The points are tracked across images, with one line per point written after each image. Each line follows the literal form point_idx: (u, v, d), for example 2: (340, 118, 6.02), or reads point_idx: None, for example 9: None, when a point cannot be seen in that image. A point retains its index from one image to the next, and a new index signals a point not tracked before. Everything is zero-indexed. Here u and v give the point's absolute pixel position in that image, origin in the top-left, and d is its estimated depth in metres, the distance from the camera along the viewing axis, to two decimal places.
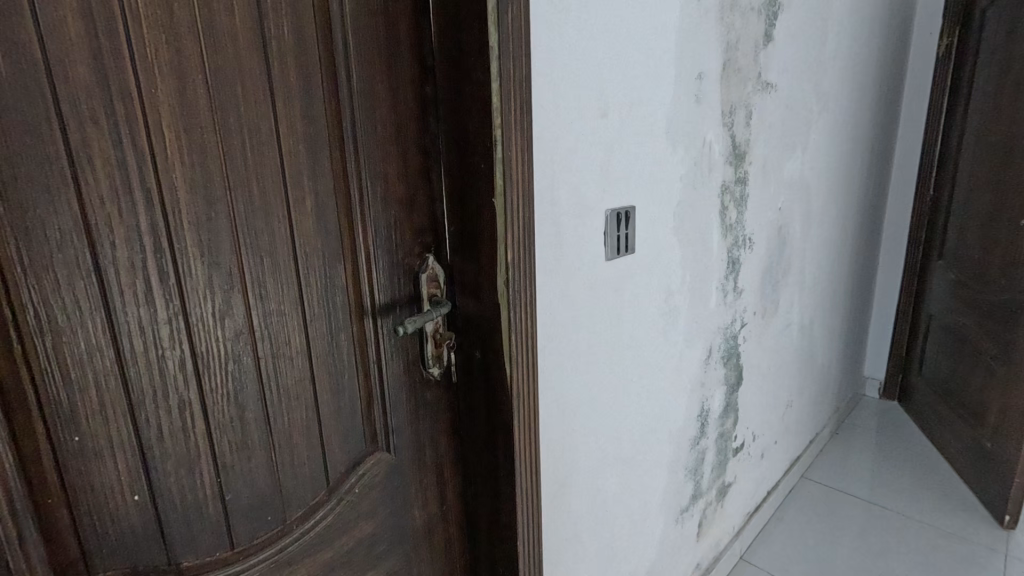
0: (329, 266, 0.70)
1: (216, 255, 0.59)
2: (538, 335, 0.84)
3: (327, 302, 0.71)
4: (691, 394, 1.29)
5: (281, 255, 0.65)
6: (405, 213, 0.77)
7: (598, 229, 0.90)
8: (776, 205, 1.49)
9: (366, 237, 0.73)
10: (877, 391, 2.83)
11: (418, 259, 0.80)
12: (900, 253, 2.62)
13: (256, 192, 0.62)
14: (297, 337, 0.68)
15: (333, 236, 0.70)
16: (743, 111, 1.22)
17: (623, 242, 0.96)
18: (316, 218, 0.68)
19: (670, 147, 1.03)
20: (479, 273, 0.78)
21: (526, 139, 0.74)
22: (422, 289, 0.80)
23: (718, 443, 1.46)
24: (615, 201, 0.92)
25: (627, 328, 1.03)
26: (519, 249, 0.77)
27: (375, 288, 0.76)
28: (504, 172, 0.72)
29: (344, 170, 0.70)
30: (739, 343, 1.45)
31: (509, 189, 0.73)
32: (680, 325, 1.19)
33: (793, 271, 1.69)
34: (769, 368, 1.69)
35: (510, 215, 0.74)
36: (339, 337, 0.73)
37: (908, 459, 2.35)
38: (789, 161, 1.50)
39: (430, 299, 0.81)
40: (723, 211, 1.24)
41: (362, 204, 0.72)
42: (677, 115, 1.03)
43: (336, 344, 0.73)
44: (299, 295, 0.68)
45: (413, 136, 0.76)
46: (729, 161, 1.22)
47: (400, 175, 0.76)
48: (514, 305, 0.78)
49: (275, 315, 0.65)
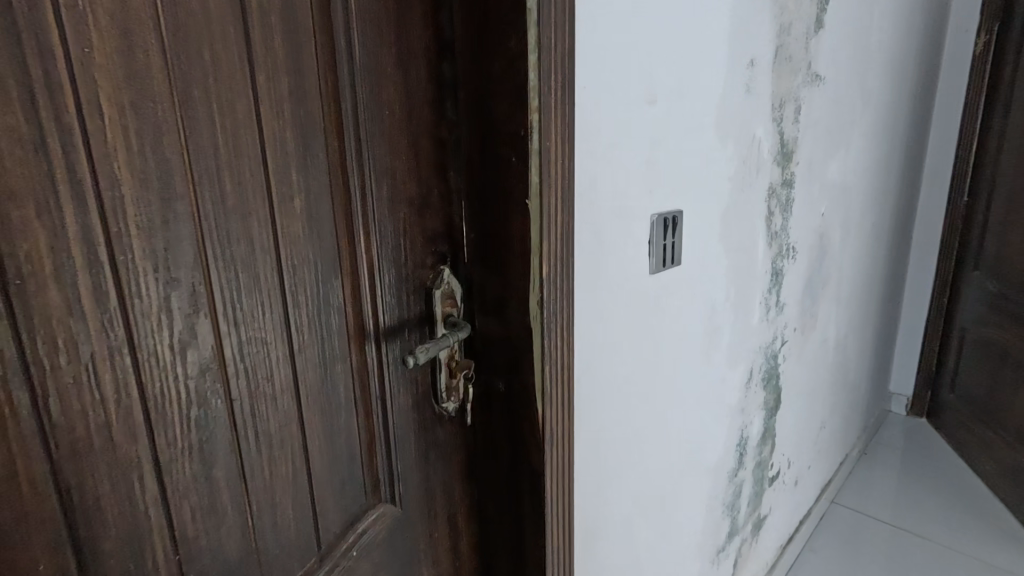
0: (322, 282, 0.57)
1: (175, 269, 0.46)
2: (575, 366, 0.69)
3: (320, 326, 0.57)
4: (732, 421, 1.15)
5: (260, 270, 0.51)
6: (415, 216, 0.63)
7: (643, 238, 0.76)
8: (819, 211, 1.35)
9: (369, 246, 0.60)
10: (905, 408, 2.68)
11: (430, 271, 0.66)
12: (930, 262, 2.49)
13: (229, 188, 0.48)
14: (284, 371, 0.55)
15: (329, 245, 0.57)
16: (792, 105, 1.09)
17: (671, 252, 0.81)
18: (307, 221, 0.54)
19: (720, 144, 0.89)
20: (505, 291, 0.64)
21: (567, 127, 0.59)
22: (437, 308, 0.67)
23: (756, 472, 1.33)
24: (663, 204, 0.78)
25: (670, 350, 0.89)
26: (559, 261, 0.62)
27: (378, 308, 0.62)
28: (542, 172, 0.58)
29: (341, 162, 0.56)
30: (780, 362, 1.31)
31: (547, 192, 0.59)
32: (724, 345, 1.05)
33: (833, 282, 1.55)
34: (806, 388, 1.55)
35: (545, 225, 0.59)
36: (334, 367, 0.60)
37: (942, 482, 2.21)
38: (834, 161, 1.37)
39: (445, 319, 0.67)
40: (769, 217, 1.11)
41: (365, 203, 0.58)
42: (728, 105, 0.89)
43: (330, 377, 0.59)
44: (286, 316, 0.54)
45: (426, 122, 0.62)
46: (777, 161, 1.08)
47: (411, 169, 0.62)
48: (549, 335, 0.63)
49: (252, 345, 0.52)
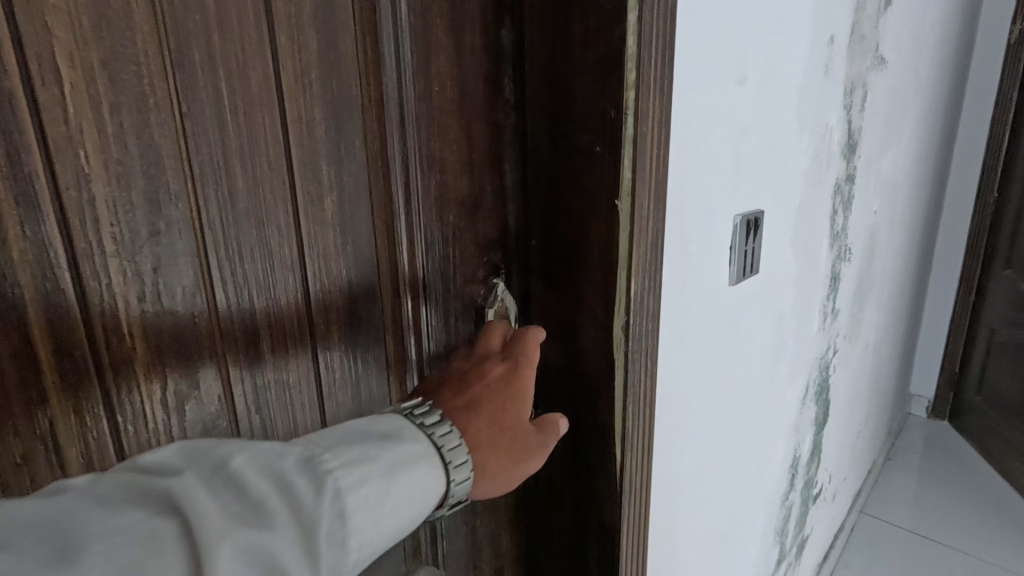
0: (356, 305, 0.45)
1: (169, 297, 0.33)
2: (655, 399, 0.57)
3: (353, 361, 0.45)
4: (788, 441, 1.04)
5: (280, 293, 0.39)
6: (467, 220, 0.51)
7: (724, 243, 0.64)
8: (873, 207, 1.23)
9: (413, 259, 0.47)
10: (925, 411, 2.60)
11: (482, 287, 0.53)
12: (955, 260, 2.40)
13: (241, 185, 0.36)
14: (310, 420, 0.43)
15: (365, 257, 0.44)
16: (861, 91, 0.98)
17: (751, 259, 0.69)
18: (338, 228, 0.42)
19: (798, 133, 0.78)
20: (576, 313, 0.52)
21: (664, 111, 0.47)
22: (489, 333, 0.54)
23: (803, 493, 1.22)
24: (745, 203, 0.66)
25: (740, 371, 0.77)
26: (648, 276, 0.50)
27: (421, 334, 0.50)
28: (636, 167, 0.46)
29: (381, 152, 0.43)
30: (830, 374, 1.21)
31: (640, 192, 0.47)
32: (787, 359, 0.94)
33: (877, 284, 1.45)
34: (849, 398, 1.45)
35: (636, 234, 0.47)
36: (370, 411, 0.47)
37: (971, 486, 2.14)
38: (888, 154, 1.25)
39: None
40: (833, 216, 1.00)
41: (411, 204, 0.46)
42: (808, 90, 0.77)
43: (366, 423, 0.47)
44: (312, 352, 0.42)
45: (482, 100, 0.50)
46: (844, 153, 0.97)
47: (463, 160, 0.49)
48: (634, 366, 0.51)
49: (269, 391, 0.40)
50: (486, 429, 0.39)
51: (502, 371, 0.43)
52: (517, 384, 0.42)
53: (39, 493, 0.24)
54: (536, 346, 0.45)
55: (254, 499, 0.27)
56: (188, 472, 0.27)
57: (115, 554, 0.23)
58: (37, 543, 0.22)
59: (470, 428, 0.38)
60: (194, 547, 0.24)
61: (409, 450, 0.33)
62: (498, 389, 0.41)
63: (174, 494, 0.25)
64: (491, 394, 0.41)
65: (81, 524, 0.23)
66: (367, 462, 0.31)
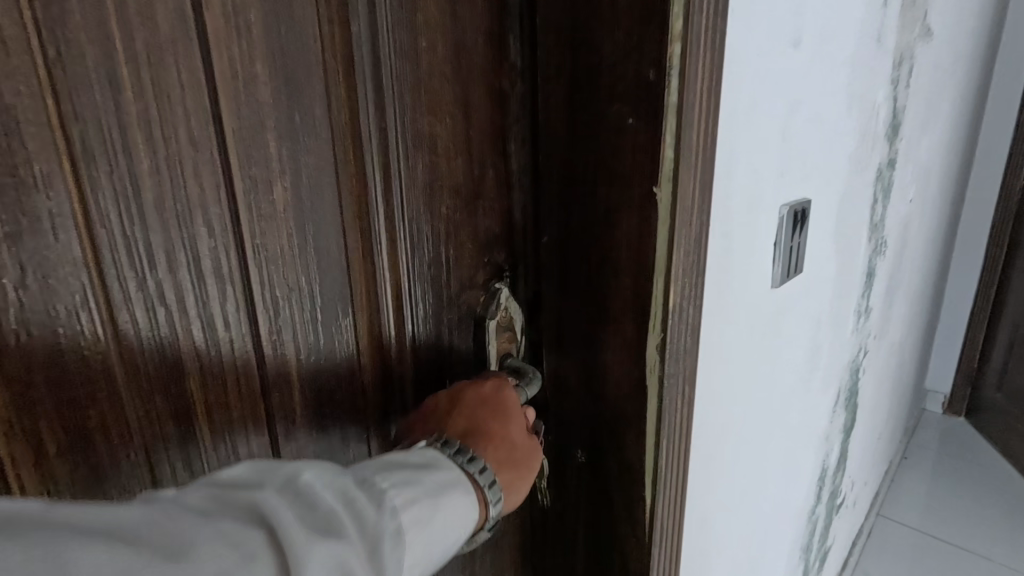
0: (323, 321, 0.35)
1: (41, 322, 0.24)
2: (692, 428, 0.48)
3: (319, 394, 0.36)
4: (818, 453, 0.95)
5: (212, 310, 0.29)
6: (464, 213, 0.41)
7: (769, 239, 0.54)
8: (909, 196, 1.13)
9: (395, 262, 0.38)
10: (941, 407, 2.51)
11: (482, 293, 0.44)
12: (977, 251, 2.29)
13: (147, 166, 0.26)
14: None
15: (334, 261, 0.35)
16: (908, 65, 0.87)
17: (796, 257, 0.60)
18: (296, 223, 0.32)
19: (848, 109, 0.67)
20: (598, 326, 0.42)
21: (715, 74, 0.37)
22: (491, 350, 0.45)
23: (828, 504, 1.14)
24: (792, 191, 0.56)
25: (777, 382, 0.68)
26: (690, 282, 0.40)
27: (407, 352, 0.40)
28: (680, 145, 0.36)
29: (351, 125, 0.34)
30: (860, 377, 1.11)
31: (684, 177, 0.37)
32: (823, 365, 0.84)
33: (907, 279, 1.35)
34: (875, 400, 1.35)
35: (678, 230, 0.37)
36: (338, 456, 0.38)
37: (990, 486, 2.06)
38: (926, 138, 1.15)
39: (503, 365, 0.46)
40: (873, 206, 0.89)
41: (391, 193, 0.36)
42: (861, 61, 0.67)
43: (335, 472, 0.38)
44: (259, 385, 0.32)
45: (482, 62, 0.40)
46: (888, 135, 0.86)
47: (459, 136, 0.39)
48: (671, 392, 0.42)
49: (199, 439, 0.30)
50: (499, 449, 0.36)
51: (487, 393, 0.39)
52: (504, 407, 0.39)
53: (123, 504, 0.21)
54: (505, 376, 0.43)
55: (328, 512, 0.25)
56: (264, 487, 0.24)
57: (214, 562, 0.21)
58: (138, 548, 0.20)
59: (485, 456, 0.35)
60: (279, 560, 0.22)
61: (447, 474, 0.31)
62: (493, 404, 0.39)
63: (256, 507, 0.23)
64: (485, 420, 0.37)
65: (173, 533, 0.21)
66: (415, 482, 0.29)
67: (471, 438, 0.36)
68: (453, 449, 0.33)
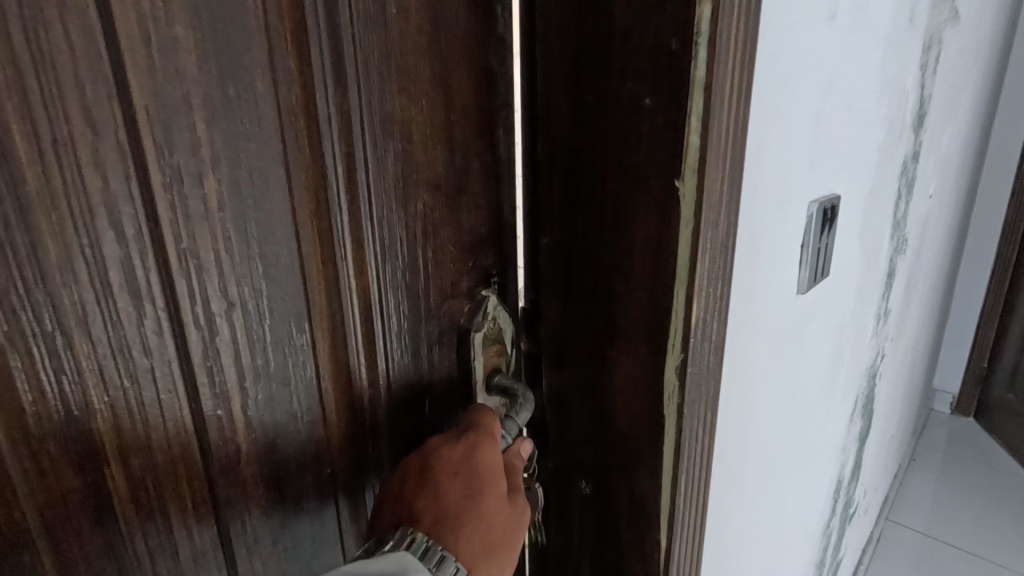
0: (274, 339, 0.29)
1: None
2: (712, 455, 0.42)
3: (271, 423, 0.30)
4: (834, 464, 0.89)
5: (123, 331, 0.23)
6: (447, 209, 0.35)
7: (796, 239, 0.48)
8: (929, 191, 1.07)
9: (362, 269, 0.32)
10: (949, 406, 2.46)
11: (467, 303, 0.39)
12: (989, 248, 2.23)
13: (21, 149, 0.20)
14: (199, 521, 0.28)
15: (287, 265, 0.28)
16: (936, 49, 0.80)
17: (824, 259, 0.54)
18: (236, 220, 0.26)
19: (878, 95, 0.61)
20: (603, 341, 0.36)
21: (748, 44, 0.31)
22: (478, 365, 0.40)
23: (841, 515, 1.08)
24: (821, 186, 0.50)
25: (798, 394, 0.62)
26: (715, 293, 0.34)
27: (378, 370, 0.35)
28: (708, 130, 0.29)
29: (303, 100, 0.28)
30: (876, 382, 1.06)
31: (712, 169, 0.30)
32: (843, 372, 0.78)
33: (923, 277, 1.29)
34: (889, 403, 1.29)
35: (703, 232, 0.31)
36: (299, 492, 0.32)
37: (1001, 488, 2.01)
38: (948, 129, 1.08)
39: (489, 383, 0.41)
40: (897, 201, 0.83)
41: (355, 184, 0.30)
42: (893, 41, 0.60)
43: (297, 503, 0.32)
44: (192, 418, 0.26)
45: (466, 33, 0.34)
46: (915, 124, 0.80)
47: (438, 119, 0.33)
48: (691, 421, 0.36)
49: (113, 491, 0.24)
50: (473, 536, 0.33)
51: (462, 458, 0.35)
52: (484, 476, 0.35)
53: None
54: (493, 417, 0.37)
55: None
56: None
57: None
58: None
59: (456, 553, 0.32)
60: None
61: None
62: (466, 473, 0.34)
63: None
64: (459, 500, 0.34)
65: None
66: None
67: (438, 531, 0.33)
68: (421, 552, 0.31)
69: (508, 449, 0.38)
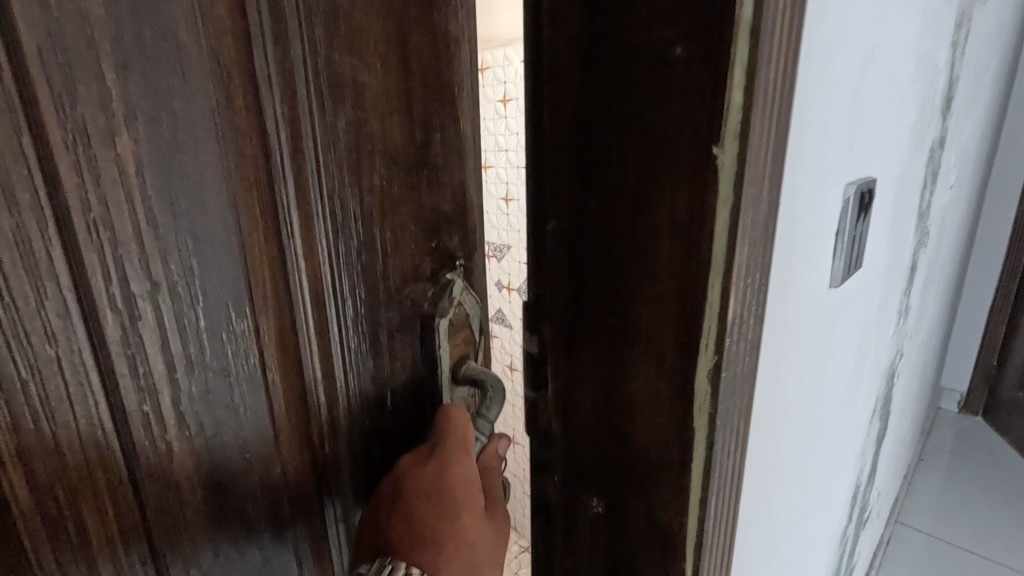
0: (211, 330, 0.27)
1: None
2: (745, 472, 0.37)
3: (210, 424, 0.28)
4: (852, 469, 0.84)
5: (17, 319, 0.21)
6: (405, 186, 0.34)
7: (831, 227, 0.43)
8: (950, 182, 1.01)
9: (311, 251, 0.31)
10: (957, 405, 2.42)
11: (431, 286, 0.38)
12: (999, 244, 2.18)
13: None
14: (124, 529, 0.26)
15: (224, 244, 0.27)
16: (965, 26, 0.75)
17: (857, 250, 0.48)
18: (161, 199, 0.24)
19: (914, 71, 0.56)
20: (620, 340, 0.31)
21: None
22: (444, 354, 0.39)
23: (856, 522, 1.03)
24: (857, 168, 0.45)
25: (825, 397, 0.57)
26: (754, 283, 0.29)
27: (333, 356, 0.34)
28: (754, 86, 0.24)
29: (244, 74, 0.26)
30: (894, 381, 1.01)
31: (755, 134, 0.25)
32: (866, 372, 0.73)
33: (940, 272, 1.24)
34: (904, 403, 1.24)
35: (744, 211, 0.26)
36: (244, 501, 0.31)
37: (1012, 488, 1.96)
38: (970, 117, 1.03)
39: (457, 373, 0.41)
40: (923, 190, 0.78)
41: (302, 164, 0.29)
42: (930, 11, 0.55)
43: (249, 523, 0.32)
44: (111, 416, 0.25)
45: (421, 16, 0.33)
46: (943, 107, 0.75)
47: (397, 93, 0.32)
48: (724, 434, 0.30)
49: (18, 486, 0.23)
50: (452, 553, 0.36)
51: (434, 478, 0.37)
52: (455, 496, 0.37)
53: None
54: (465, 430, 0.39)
55: None
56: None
57: None
58: None
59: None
60: None
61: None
62: (437, 494, 0.37)
63: None
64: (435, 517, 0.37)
65: None
66: None
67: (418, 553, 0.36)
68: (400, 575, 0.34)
69: (484, 450, 0.42)
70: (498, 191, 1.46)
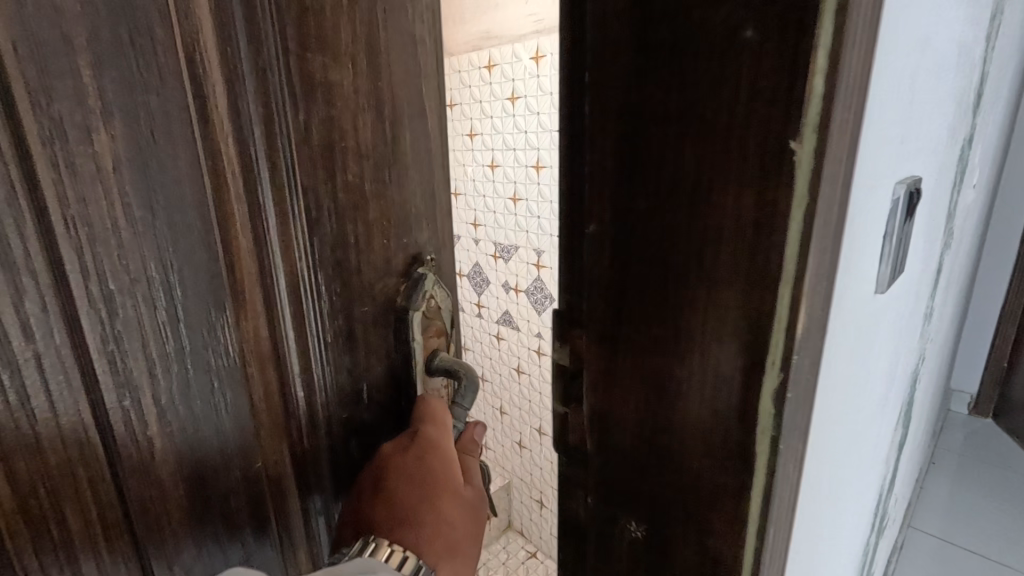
0: (193, 344, 0.34)
1: None
2: (804, 495, 0.33)
3: (184, 386, 0.34)
4: (879, 478, 0.81)
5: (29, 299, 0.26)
6: (358, 186, 0.42)
7: (882, 227, 0.40)
8: (974, 180, 0.99)
9: (284, 241, 0.38)
10: (968, 407, 2.39)
11: (404, 283, 0.47)
12: (1012, 244, 2.15)
13: None
14: (110, 481, 0.31)
15: (200, 230, 0.33)
16: (999, 17, 0.72)
17: (902, 252, 0.45)
18: (149, 234, 0.31)
19: (958, 63, 0.53)
20: (668, 352, 0.29)
21: None
22: (417, 345, 0.48)
23: (878, 531, 1.00)
24: (907, 165, 0.42)
25: (866, 407, 0.54)
26: (823, 290, 0.26)
27: (305, 329, 0.41)
28: (839, 72, 0.21)
29: (227, 140, 0.34)
30: (917, 385, 0.97)
31: (835, 126, 0.22)
32: (897, 379, 0.70)
33: (959, 274, 1.21)
34: (922, 406, 1.21)
35: (820, 212, 0.23)
36: (223, 460, 0.37)
37: (1022, 490, 1.93)
38: (995, 113, 1.00)
39: (430, 364, 0.50)
40: (954, 188, 0.75)
41: (282, 200, 0.37)
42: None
43: (227, 480, 0.38)
44: (105, 373, 0.30)
45: (381, 72, 0.42)
46: (976, 102, 0.72)
47: (360, 137, 0.41)
48: (786, 456, 0.28)
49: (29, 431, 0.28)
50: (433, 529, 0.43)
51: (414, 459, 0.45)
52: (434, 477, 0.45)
53: None
54: (438, 416, 0.48)
55: None
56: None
57: None
58: None
59: (421, 545, 0.42)
60: None
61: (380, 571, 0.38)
62: (419, 474, 0.44)
63: None
64: (416, 495, 0.44)
65: None
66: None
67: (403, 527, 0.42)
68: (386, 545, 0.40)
69: (461, 435, 0.51)
70: (507, 191, 1.43)
